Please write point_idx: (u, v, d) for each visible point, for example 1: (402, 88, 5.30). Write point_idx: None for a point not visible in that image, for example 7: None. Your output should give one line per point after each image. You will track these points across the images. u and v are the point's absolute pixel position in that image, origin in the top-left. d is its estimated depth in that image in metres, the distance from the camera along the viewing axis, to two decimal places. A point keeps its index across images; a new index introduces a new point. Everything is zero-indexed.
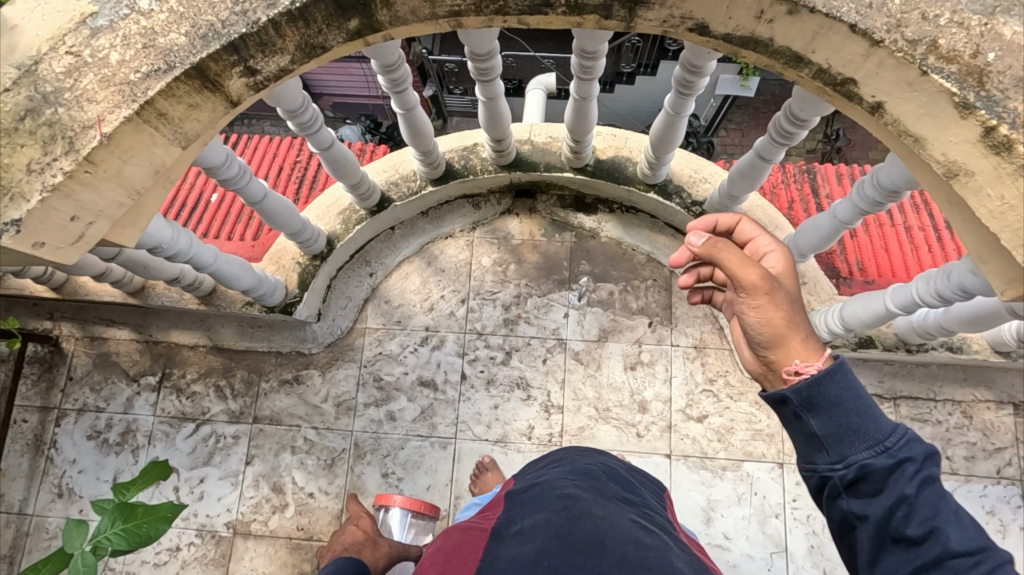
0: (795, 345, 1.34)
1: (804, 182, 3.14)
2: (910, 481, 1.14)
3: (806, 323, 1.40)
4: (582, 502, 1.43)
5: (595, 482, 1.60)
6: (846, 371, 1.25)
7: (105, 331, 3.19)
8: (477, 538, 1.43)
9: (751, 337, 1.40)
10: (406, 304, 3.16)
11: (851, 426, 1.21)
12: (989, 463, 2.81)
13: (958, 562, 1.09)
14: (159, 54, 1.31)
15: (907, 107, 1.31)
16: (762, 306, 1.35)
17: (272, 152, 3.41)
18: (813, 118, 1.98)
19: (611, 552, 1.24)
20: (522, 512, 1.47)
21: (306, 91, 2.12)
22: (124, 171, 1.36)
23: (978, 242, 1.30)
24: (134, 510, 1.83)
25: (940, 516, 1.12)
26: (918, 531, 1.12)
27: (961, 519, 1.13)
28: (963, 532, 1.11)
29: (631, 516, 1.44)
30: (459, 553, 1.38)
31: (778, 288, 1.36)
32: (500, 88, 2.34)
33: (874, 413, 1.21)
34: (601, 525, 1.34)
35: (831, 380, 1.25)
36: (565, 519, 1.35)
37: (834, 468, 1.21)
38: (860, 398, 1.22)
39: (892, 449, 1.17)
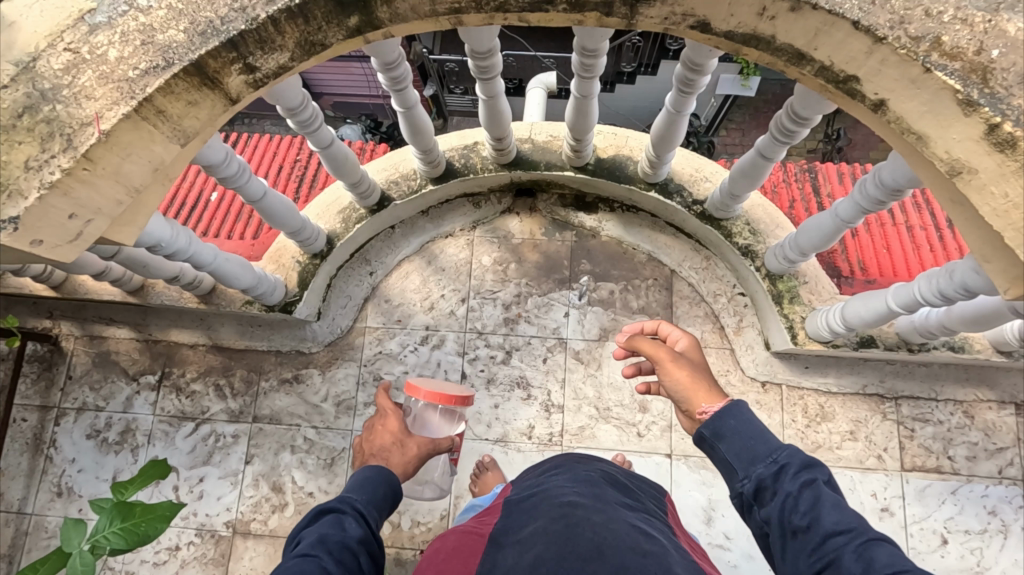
0: (704, 396, 1.67)
1: (805, 181, 3.14)
2: (792, 481, 1.36)
3: (710, 381, 1.75)
4: (582, 508, 1.40)
5: (594, 488, 1.58)
6: (740, 406, 1.55)
7: (105, 330, 3.18)
8: (476, 542, 1.42)
9: (674, 398, 1.74)
10: (406, 303, 3.15)
11: (746, 446, 1.48)
12: (991, 464, 2.80)
13: (835, 539, 1.24)
14: (158, 51, 1.30)
15: (911, 104, 1.30)
16: (671, 371, 1.74)
17: (272, 151, 3.40)
18: (815, 116, 1.97)
19: (610, 559, 1.24)
20: (520, 521, 1.44)
21: (305, 89, 2.11)
22: (122, 169, 1.35)
23: (982, 240, 1.29)
24: (132, 509, 1.83)
25: (817, 505, 1.29)
26: (800, 521, 1.29)
27: (843, 509, 1.29)
28: (839, 516, 1.27)
29: (630, 520, 1.43)
30: (458, 555, 1.38)
31: (681, 358, 1.78)
32: (501, 86, 2.34)
33: (766, 436, 1.48)
34: (601, 531, 1.32)
35: (725, 415, 1.55)
36: (564, 526, 1.33)
37: (740, 484, 1.44)
38: (750, 423, 1.51)
39: (778, 458, 1.41)
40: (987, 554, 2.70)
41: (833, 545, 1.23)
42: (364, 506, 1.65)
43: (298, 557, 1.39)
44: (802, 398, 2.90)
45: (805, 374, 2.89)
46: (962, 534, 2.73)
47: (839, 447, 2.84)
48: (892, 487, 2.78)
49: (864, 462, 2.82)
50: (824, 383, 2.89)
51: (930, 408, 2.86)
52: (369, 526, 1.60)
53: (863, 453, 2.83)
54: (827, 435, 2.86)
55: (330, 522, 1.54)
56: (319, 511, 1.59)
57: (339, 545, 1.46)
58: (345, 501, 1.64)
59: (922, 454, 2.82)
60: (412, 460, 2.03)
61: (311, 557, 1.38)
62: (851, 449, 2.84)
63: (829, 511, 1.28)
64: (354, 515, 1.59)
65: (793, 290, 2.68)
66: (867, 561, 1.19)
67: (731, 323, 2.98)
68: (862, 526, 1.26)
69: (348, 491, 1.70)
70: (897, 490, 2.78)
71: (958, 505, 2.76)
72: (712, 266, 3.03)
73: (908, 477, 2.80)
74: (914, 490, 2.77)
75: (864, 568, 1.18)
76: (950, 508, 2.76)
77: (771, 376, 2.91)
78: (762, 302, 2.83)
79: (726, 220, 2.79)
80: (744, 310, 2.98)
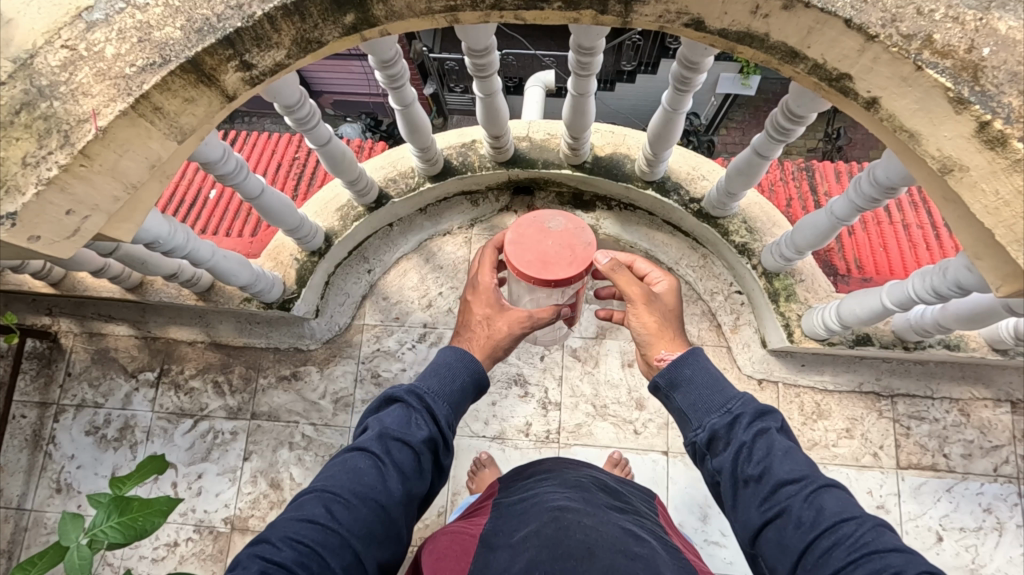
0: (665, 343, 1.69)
1: (802, 180, 3.14)
2: (746, 431, 1.40)
3: (676, 327, 1.75)
4: (573, 511, 1.41)
5: (584, 493, 1.59)
6: (696, 353, 1.57)
7: (104, 327, 3.20)
8: (467, 541, 1.43)
9: (635, 337, 1.74)
10: (405, 301, 3.16)
11: (702, 396, 1.50)
12: (987, 461, 2.81)
13: (787, 489, 1.31)
14: (155, 48, 1.31)
15: (902, 102, 1.31)
16: (641, 314, 1.71)
17: (270, 149, 3.41)
18: (810, 114, 1.97)
19: (600, 561, 1.25)
20: (511, 524, 1.45)
21: (302, 86, 2.12)
22: (119, 165, 1.36)
23: (974, 238, 1.30)
24: (130, 504, 1.83)
25: (771, 455, 1.36)
26: (753, 471, 1.35)
27: (795, 457, 1.36)
28: (792, 465, 1.34)
29: (620, 523, 1.44)
30: (451, 553, 1.39)
31: (654, 300, 1.75)
32: (497, 84, 2.33)
33: (722, 384, 1.51)
34: (592, 534, 1.33)
35: (682, 363, 1.56)
36: (556, 529, 1.33)
37: (694, 434, 1.47)
38: (707, 371, 1.53)
39: (732, 409, 1.45)
40: (982, 551, 2.71)
41: (784, 494, 1.31)
42: (435, 399, 1.53)
43: (353, 452, 1.42)
44: (799, 396, 2.91)
45: (801, 372, 2.90)
46: (957, 531, 2.73)
47: (835, 445, 2.85)
48: (888, 484, 2.79)
49: (860, 459, 2.83)
50: (820, 381, 2.90)
51: (926, 406, 2.87)
52: (439, 422, 1.50)
53: (858, 451, 2.84)
54: (823, 432, 2.87)
55: (395, 415, 1.48)
56: (389, 397, 1.53)
57: (397, 446, 1.42)
58: (418, 390, 1.52)
59: (918, 452, 2.83)
60: (500, 342, 1.70)
61: (365, 457, 1.40)
62: (847, 447, 2.85)
63: (781, 461, 1.35)
64: (422, 410, 1.50)
65: (789, 288, 2.69)
66: (817, 510, 1.28)
67: (728, 321, 2.99)
68: (813, 474, 1.34)
69: (425, 375, 1.58)
70: (893, 487, 2.79)
71: (954, 503, 2.77)
72: (709, 264, 3.04)
73: (903, 474, 2.81)
74: (909, 488, 2.78)
75: (815, 516, 1.27)
76: (946, 505, 2.76)
77: (767, 374, 2.92)
78: (758, 300, 2.84)
79: (723, 219, 2.80)
80: (741, 308, 2.99)
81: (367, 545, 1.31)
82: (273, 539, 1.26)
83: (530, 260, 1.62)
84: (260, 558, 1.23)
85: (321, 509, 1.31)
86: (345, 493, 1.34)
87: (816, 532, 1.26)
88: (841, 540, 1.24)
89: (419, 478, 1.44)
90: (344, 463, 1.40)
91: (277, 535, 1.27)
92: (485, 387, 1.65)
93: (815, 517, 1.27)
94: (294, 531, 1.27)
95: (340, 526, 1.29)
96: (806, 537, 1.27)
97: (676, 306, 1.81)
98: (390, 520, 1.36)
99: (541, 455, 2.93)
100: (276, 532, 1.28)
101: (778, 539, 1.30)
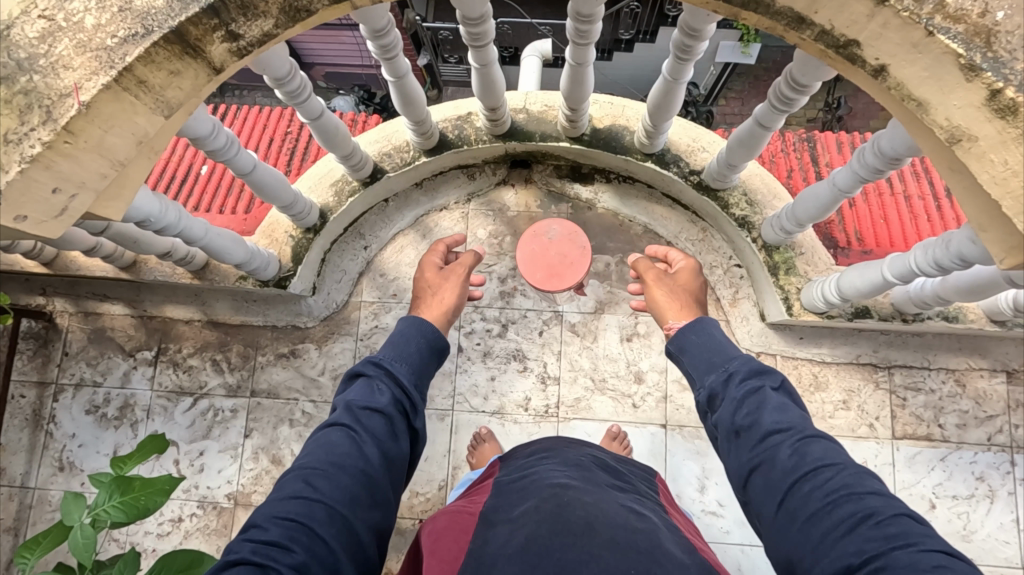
0: (677, 313, 1.78)
1: (803, 151, 3.09)
2: (739, 387, 1.43)
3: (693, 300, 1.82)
4: (573, 489, 1.42)
5: (585, 471, 1.60)
6: (704, 322, 1.64)
7: (99, 306, 3.17)
8: (467, 520, 1.43)
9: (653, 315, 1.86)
10: (402, 277, 3.14)
11: (707, 357, 1.57)
12: (981, 431, 2.84)
13: (773, 438, 1.32)
14: (137, 18, 1.27)
15: (911, 70, 1.27)
16: (651, 291, 1.85)
17: (261, 124, 3.32)
18: (815, 83, 1.92)
19: (601, 534, 1.25)
20: (511, 500, 1.46)
21: (292, 58, 2.05)
22: (104, 141, 1.32)
23: (979, 209, 1.28)
24: (131, 483, 1.84)
25: (760, 408, 1.37)
26: (742, 423, 1.37)
27: (786, 410, 1.36)
28: (780, 416, 1.35)
29: (621, 500, 1.45)
30: (450, 532, 1.39)
31: (664, 278, 1.88)
32: (494, 54, 2.26)
33: (725, 347, 1.57)
34: (592, 510, 1.34)
35: (693, 330, 1.63)
36: (555, 505, 1.34)
37: (698, 394, 1.53)
38: (712, 337, 1.60)
39: (730, 367, 1.49)
40: (973, 518, 2.76)
41: (770, 442, 1.31)
42: (393, 363, 1.59)
43: (326, 429, 1.43)
44: (797, 368, 2.92)
45: (799, 345, 2.91)
46: (950, 499, 2.78)
47: (832, 416, 2.88)
48: (883, 454, 2.83)
49: (856, 430, 2.86)
50: (818, 354, 2.91)
51: (923, 377, 2.89)
52: (401, 385, 1.55)
53: (855, 422, 2.87)
54: (820, 404, 2.89)
55: (358, 388, 1.51)
56: (351, 374, 1.57)
57: (366, 413, 1.45)
58: (376, 360, 1.58)
59: (913, 422, 2.86)
60: (450, 304, 1.85)
61: (338, 430, 1.41)
62: (844, 418, 2.87)
63: (770, 413, 1.36)
64: (384, 377, 1.55)
65: (789, 261, 2.67)
66: (800, 456, 1.27)
67: (727, 295, 2.99)
68: (800, 425, 1.33)
69: (382, 348, 1.65)
70: (888, 457, 2.83)
71: (947, 472, 2.81)
72: (708, 238, 3.02)
73: (898, 444, 2.84)
74: (904, 457, 2.83)
75: (797, 461, 1.27)
76: (940, 474, 2.81)
77: (766, 347, 2.93)
78: (757, 274, 2.83)
79: (723, 191, 2.76)
80: (740, 282, 2.98)
81: (354, 511, 1.30)
82: (261, 521, 1.24)
83: (541, 276, 2.03)
84: (249, 541, 1.20)
85: (302, 483, 1.30)
86: (322, 465, 1.33)
87: (796, 477, 1.25)
88: (821, 484, 1.22)
89: (394, 441, 1.46)
90: (318, 440, 1.41)
91: (263, 517, 1.24)
92: (444, 351, 1.73)
93: (796, 463, 1.27)
94: (281, 509, 1.25)
95: (323, 497, 1.28)
96: (788, 480, 1.26)
97: (693, 283, 1.87)
98: (373, 484, 1.36)
99: (540, 430, 2.95)
100: (263, 513, 1.25)
101: (763, 485, 1.30)
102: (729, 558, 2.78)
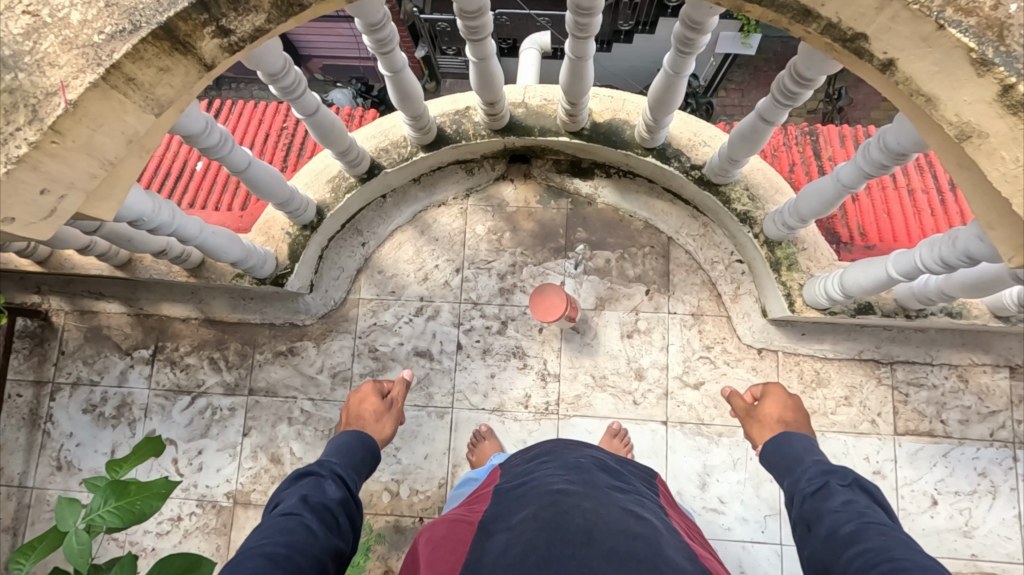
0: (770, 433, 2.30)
1: (806, 144, 3.05)
2: (813, 484, 1.71)
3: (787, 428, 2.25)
4: (572, 495, 1.41)
5: (585, 474, 1.59)
6: (797, 435, 2.04)
7: (95, 304, 3.14)
8: (465, 529, 1.42)
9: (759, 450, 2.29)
10: (400, 274, 3.11)
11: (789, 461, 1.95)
12: (983, 427, 2.83)
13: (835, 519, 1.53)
14: (124, 13, 1.23)
15: (920, 64, 1.23)
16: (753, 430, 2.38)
17: (257, 119, 3.27)
18: (819, 77, 1.88)
19: (601, 544, 1.24)
20: (510, 507, 1.45)
21: (286, 53, 2.01)
22: (93, 141, 1.28)
23: (987, 206, 1.25)
24: (127, 487, 1.84)
25: (829, 498, 1.62)
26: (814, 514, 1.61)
27: (853, 501, 1.57)
28: (846, 504, 1.56)
29: (621, 504, 1.45)
30: (448, 542, 1.36)
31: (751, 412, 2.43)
32: (492, 48, 2.22)
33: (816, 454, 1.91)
34: (590, 517, 1.33)
35: (778, 442, 2.05)
36: (553, 513, 1.34)
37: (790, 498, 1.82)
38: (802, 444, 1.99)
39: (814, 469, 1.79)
40: (975, 514, 2.76)
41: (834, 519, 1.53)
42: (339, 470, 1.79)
43: (279, 518, 1.48)
44: (798, 364, 2.91)
45: (801, 341, 2.89)
46: (951, 495, 2.78)
47: (834, 412, 2.87)
48: (885, 450, 2.83)
49: (858, 427, 2.85)
50: (820, 349, 2.89)
51: (925, 372, 2.87)
52: (346, 488, 1.73)
53: (857, 419, 2.86)
54: (822, 401, 2.88)
55: (309, 486, 1.65)
56: (297, 478, 1.70)
57: (319, 506, 1.57)
58: (324, 466, 1.77)
59: (915, 418, 2.85)
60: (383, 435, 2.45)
61: (293, 517, 1.48)
62: (846, 414, 2.86)
63: (836, 502, 1.59)
64: (332, 479, 1.72)
65: (791, 257, 2.65)
66: (852, 534, 1.44)
67: (728, 291, 2.97)
68: (866, 512, 1.52)
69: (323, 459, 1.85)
70: (889, 453, 2.83)
71: (949, 468, 2.80)
72: (709, 233, 2.99)
73: (900, 441, 2.84)
74: (906, 453, 2.82)
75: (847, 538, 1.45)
76: (942, 470, 2.80)
77: (767, 343, 2.91)
78: (759, 269, 2.81)
79: (724, 186, 2.73)
80: (741, 277, 2.95)
81: None
82: None
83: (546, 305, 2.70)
84: None
85: (263, 559, 1.30)
86: (283, 546, 1.36)
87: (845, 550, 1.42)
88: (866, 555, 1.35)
89: (341, 533, 1.57)
90: (273, 528, 1.44)
91: None
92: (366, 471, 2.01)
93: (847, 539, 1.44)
94: None
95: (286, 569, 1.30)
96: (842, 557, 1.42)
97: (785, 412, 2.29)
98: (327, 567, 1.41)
99: (540, 427, 2.94)
100: None
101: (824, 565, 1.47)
102: (730, 555, 2.78)
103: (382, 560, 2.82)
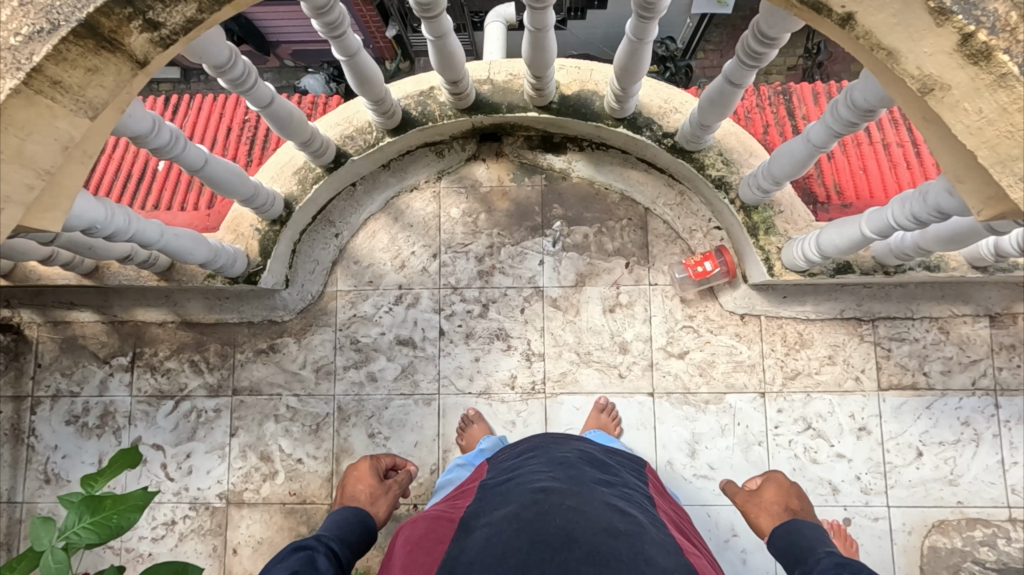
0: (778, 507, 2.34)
1: (779, 104, 3.00)
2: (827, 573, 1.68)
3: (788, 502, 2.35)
4: (556, 493, 1.43)
5: (570, 470, 1.60)
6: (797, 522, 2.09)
7: (68, 314, 3.07)
8: (445, 528, 1.43)
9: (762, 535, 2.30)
10: (377, 263, 3.06)
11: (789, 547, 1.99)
12: (965, 376, 2.85)
13: None
14: (40, 12, 1.16)
15: (880, 16, 1.18)
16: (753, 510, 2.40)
17: (217, 112, 3.16)
18: (783, 35, 1.83)
19: (581, 546, 1.26)
20: (491, 504, 1.47)
21: (231, 43, 1.92)
22: (24, 150, 1.20)
23: (955, 160, 1.22)
24: (101, 502, 1.85)
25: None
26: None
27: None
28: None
29: (606, 499, 1.47)
30: (426, 542, 1.38)
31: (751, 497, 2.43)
32: (448, 24, 2.14)
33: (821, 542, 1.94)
34: (573, 518, 1.35)
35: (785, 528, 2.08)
36: (535, 513, 1.35)
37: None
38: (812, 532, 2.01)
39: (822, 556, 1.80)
40: (960, 462, 2.80)
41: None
42: (337, 543, 1.82)
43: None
44: (781, 327, 2.92)
45: (783, 304, 2.88)
46: (936, 445, 2.82)
47: (817, 372, 2.89)
48: (869, 406, 2.86)
49: (843, 384, 2.87)
50: (802, 311, 2.89)
51: (906, 327, 2.88)
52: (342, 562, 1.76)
53: (841, 377, 2.88)
54: (806, 361, 2.90)
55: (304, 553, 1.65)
56: (296, 546, 1.70)
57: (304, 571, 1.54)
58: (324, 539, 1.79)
59: (898, 372, 2.87)
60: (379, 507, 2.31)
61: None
62: (829, 373, 2.88)
63: None
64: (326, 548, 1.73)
65: (768, 221, 2.62)
66: None
67: None
68: None
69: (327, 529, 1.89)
70: (874, 409, 2.86)
71: (933, 419, 2.84)
72: (686, 201, 2.95)
73: (884, 396, 2.86)
74: (890, 408, 2.85)
75: None
76: (926, 421, 2.84)
77: (750, 309, 2.90)
78: (737, 235, 2.78)
79: (698, 152, 2.68)
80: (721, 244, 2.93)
81: None
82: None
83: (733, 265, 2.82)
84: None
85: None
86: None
87: None
88: None
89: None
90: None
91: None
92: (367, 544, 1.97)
93: None
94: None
95: None
96: None
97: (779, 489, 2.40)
98: None
99: (529, 407, 2.93)
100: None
101: None
102: (723, 519, 2.82)
103: (378, 548, 2.84)
